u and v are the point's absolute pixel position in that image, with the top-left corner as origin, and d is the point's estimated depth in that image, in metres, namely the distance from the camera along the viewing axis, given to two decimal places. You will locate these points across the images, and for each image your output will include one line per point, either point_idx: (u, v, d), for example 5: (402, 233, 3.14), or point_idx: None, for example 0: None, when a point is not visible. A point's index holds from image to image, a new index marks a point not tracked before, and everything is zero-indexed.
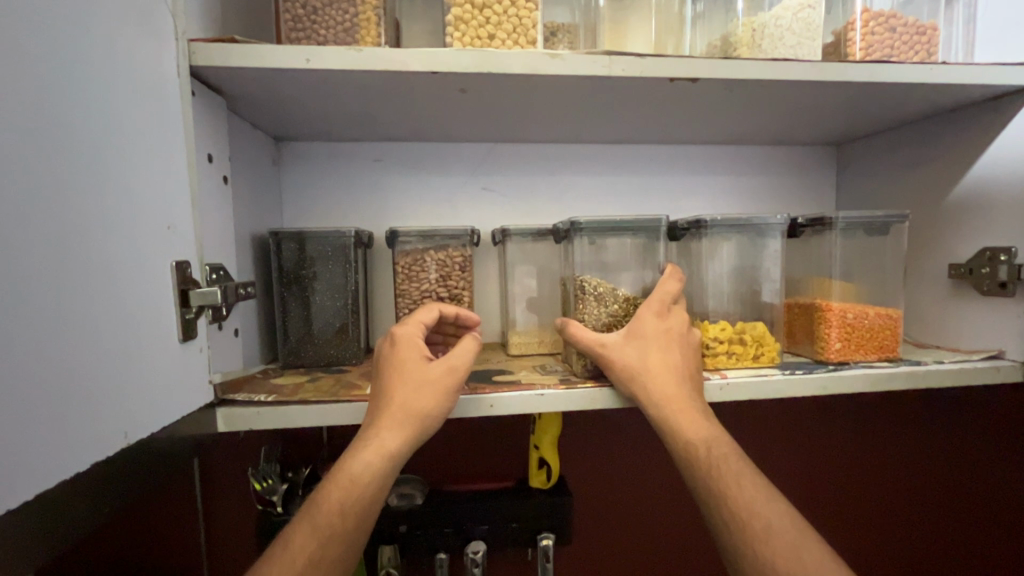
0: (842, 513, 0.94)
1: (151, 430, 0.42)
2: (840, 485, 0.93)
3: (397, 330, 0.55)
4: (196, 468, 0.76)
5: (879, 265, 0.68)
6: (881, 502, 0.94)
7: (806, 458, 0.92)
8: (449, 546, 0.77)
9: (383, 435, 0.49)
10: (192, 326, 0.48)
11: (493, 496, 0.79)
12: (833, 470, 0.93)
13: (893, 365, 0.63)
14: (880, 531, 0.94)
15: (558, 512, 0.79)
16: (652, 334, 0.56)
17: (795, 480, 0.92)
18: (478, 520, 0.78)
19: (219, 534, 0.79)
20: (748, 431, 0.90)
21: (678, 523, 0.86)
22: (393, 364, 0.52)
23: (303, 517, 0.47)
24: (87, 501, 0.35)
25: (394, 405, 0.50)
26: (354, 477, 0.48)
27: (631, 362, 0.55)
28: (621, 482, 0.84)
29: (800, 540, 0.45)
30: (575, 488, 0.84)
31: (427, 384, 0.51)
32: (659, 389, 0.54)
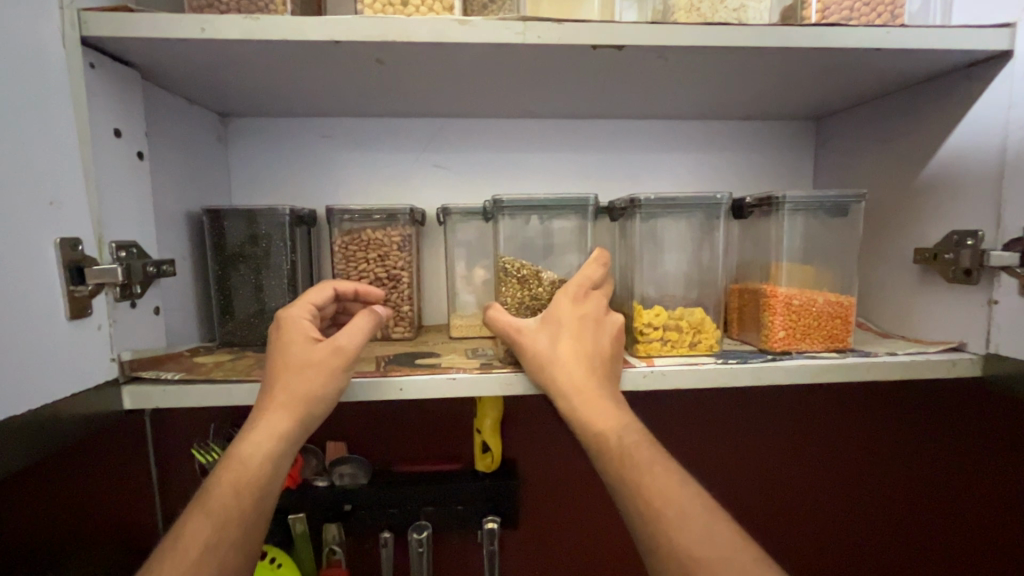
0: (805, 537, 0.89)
1: (32, 406, 0.42)
2: (802, 505, 0.89)
3: (284, 311, 0.54)
4: (150, 434, 0.77)
5: (835, 248, 0.64)
6: (849, 521, 0.89)
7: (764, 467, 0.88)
8: (394, 525, 0.79)
9: (272, 418, 0.49)
10: (86, 304, 0.48)
11: (438, 478, 0.79)
12: (794, 488, 0.88)
13: (840, 355, 0.60)
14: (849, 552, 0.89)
15: (502, 496, 0.79)
16: (566, 321, 0.54)
17: (762, 479, 0.88)
18: (422, 501, 0.78)
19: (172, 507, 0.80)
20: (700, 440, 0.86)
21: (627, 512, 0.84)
22: (278, 348, 0.52)
23: (196, 506, 0.47)
24: None
25: (280, 388, 0.50)
26: (245, 460, 0.48)
27: (542, 349, 0.53)
28: (571, 469, 0.83)
29: (697, 538, 0.43)
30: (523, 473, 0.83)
31: (312, 365, 0.51)
32: (567, 376, 0.52)
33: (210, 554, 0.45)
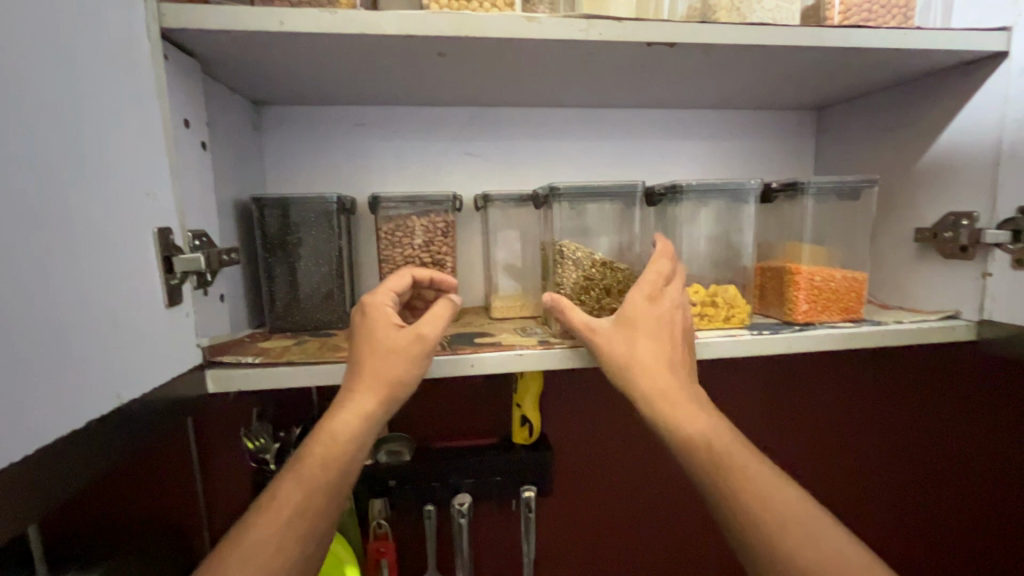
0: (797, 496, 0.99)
1: (143, 389, 0.44)
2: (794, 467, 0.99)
3: (369, 298, 0.57)
4: (191, 430, 0.79)
5: (848, 229, 0.71)
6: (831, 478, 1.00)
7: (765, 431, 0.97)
8: (437, 498, 0.83)
9: (359, 398, 0.52)
10: (176, 292, 0.50)
11: (478, 452, 0.84)
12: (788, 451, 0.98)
13: (856, 324, 0.67)
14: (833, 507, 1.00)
15: (539, 467, 0.84)
16: (642, 319, 0.57)
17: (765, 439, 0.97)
18: (464, 475, 0.83)
19: (217, 492, 0.82)
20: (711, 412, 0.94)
21: (651, 472, 0.92)
22: (364, 333, 0.54)
23: (289, 472, 0.50)
24: (93, 452, 0.38)
25: (367, 371, 0.53)
26: (334, 435, 0.51)
27: (618, 344, 0.56)
28: (599, 437, 0.89)
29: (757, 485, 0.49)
30: (556, 443, 0.88)
31: (397, 352, 0.53)
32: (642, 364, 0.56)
33: (302, 517, 0.48)
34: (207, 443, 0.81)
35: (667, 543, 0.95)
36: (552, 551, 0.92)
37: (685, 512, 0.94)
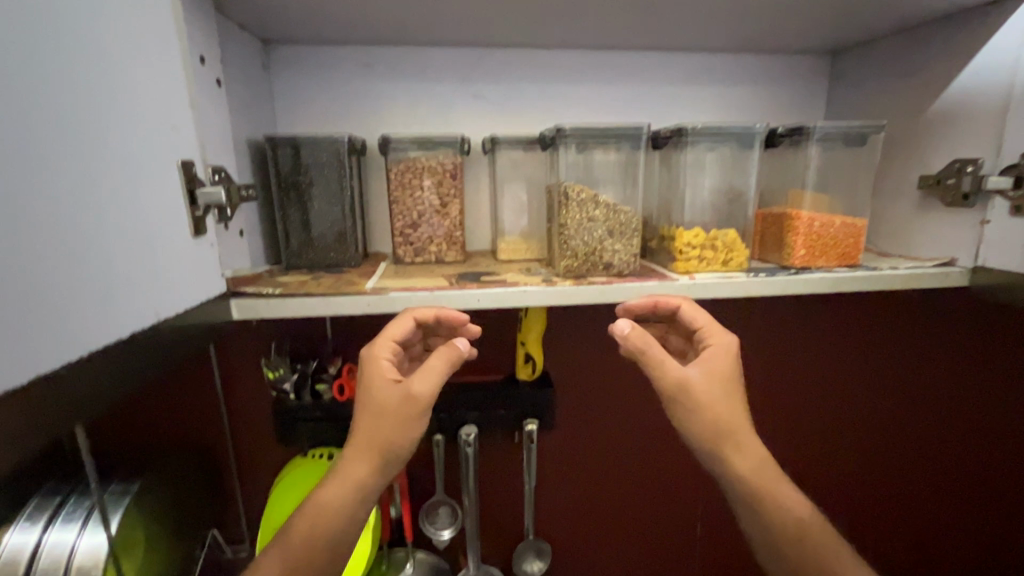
0: (787, 444, 1.05)
1: (179, 309, 0.48)
2: (787, 417, 1.03)
3: (368, 350, 0.63)
4: (214, 355, 0.86)
5: (850, 176, 0.72)
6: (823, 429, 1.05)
7: (762, 378, 1.00)
8: (445, 428, 0.89)
9: (353, 462, 0.60)
10: (201, 223, 0.53)
11: (483, 388, 0.89)
12: (784, 401, 1.02)
13: (852, 270, 0.68)
14: (822, 458, 1.06)
15: (540, 403, 0.89)
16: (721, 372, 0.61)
17: (764, 384, 1.01)
18: (470, 408, 0.88)
19: (240, 418, 0.89)
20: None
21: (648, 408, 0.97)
22: (363, 391, 0.62)
23: (287, 530, 0.61)
24: (138, 360, 0.43)
25: (360, 435, 0.60)
26: (326, 500, 0.60)
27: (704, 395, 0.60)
28: (598, 376, 0.94)
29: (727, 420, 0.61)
30: (557, 381, 0.93)
31: (387, 414, 0.60)
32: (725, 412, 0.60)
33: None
34: (230, 373, 0.87)
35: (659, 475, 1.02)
36: (552, 482, 0.99)
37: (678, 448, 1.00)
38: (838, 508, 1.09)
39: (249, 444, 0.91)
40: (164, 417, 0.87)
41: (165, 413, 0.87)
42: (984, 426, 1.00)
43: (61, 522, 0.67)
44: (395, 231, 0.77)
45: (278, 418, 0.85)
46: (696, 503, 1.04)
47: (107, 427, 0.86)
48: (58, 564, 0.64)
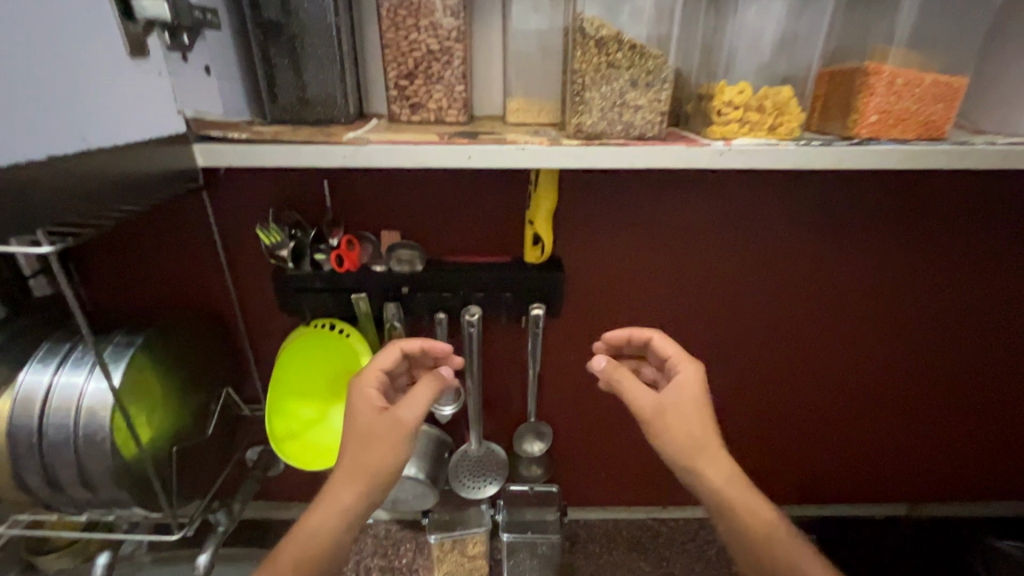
0: (794, 365, 1.00)
1: (119, 143, 0.47)
2: (797, 337, 0.97)
3: (356, 382, 0.75)
4: (209, 203, 0.82)
5: (959, 21, 0.56)
6: (829, 348, 0.99)
7: (783, 289, 0.92)
8: (449, 308, 0.87)
9: (342, 486, 0.69)
10: (141, 43, 0.49)
11: (490, 269, 0.85)
12: (800, 319, 0.96)
13: (932, 143, 0.56)
14: (822, 369, 1.01)
15: (547, 286, 0.86)
16: (691, 400, 0.70)
17: (782, 296, 0.93)
18: (475, 289, 0.85)
19: (247, 285, 0.89)
20: (725, 259, 0.89)
21: (662, 299, 0.93)
22: (352, 418, 0.72)
23: (275, 554, 0.68)
24: (72, 188, 0.43)
25: (351, 457, 0.70)
26: (315, 521, 0.68)
27: (673, 416, 0.69)
28: (611, 262, 0.89)
29: (689, 423, 0.69)
30: (569, 264, 0.89)
31: (376, 438, 0.70)
32: (694, 430, 0.69)
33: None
34: (230, 240, 0.85)
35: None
36: (558, 368, 0.99)
37: (689, 343, 0.97)
38: (829, 421, 1.07)
39: (256, 311, 0.91)
40: (165, 274, 0.88)
41: (164, 269, 0.87)
42: (982, 327, 0.97)
43: (71, 364, 0.70)
44: (389, 82, 0.67)
45: (280, 286, 0.85)
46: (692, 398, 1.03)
47: (117, 280, 0.88)
48: (70, 403, 0.68)
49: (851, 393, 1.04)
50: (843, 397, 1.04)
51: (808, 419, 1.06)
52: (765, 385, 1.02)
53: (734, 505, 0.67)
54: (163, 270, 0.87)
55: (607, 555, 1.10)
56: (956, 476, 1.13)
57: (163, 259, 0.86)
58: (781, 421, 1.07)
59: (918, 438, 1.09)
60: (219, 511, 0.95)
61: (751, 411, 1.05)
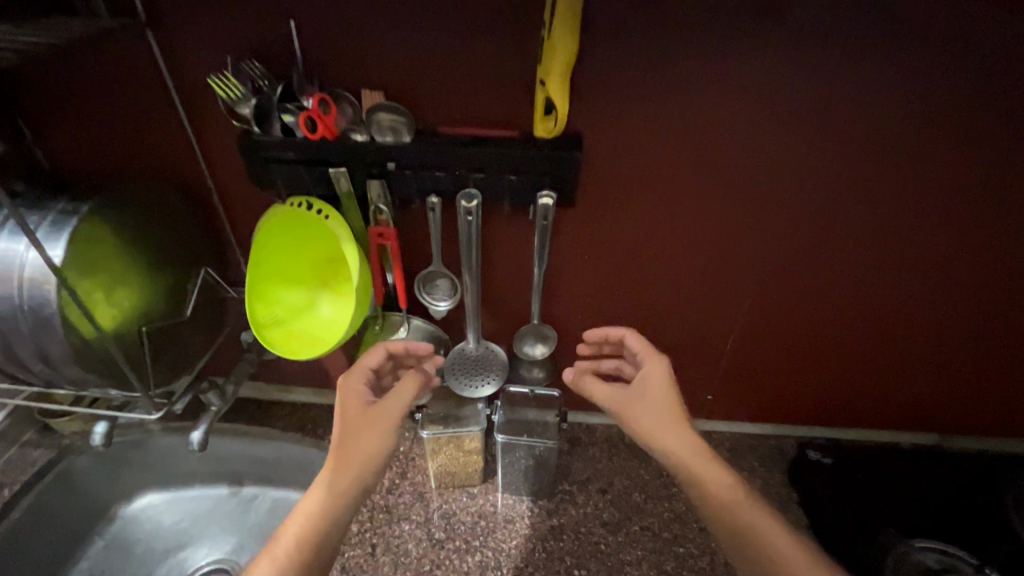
0: (830, 279, 0.90)
1: None
2: (842, 248, 0.85)
3: (342, 380, 0.80)
4: (156, 45, 0.68)
5: None
6: (862, 262, 0.87)
7: (837, 189, 0.79)
8: (443, 190, 0.75)
9: (336, 474, 0.71)
10: None
11: (491, 144, 0.71)
12: (848, 228, 0.83)
13: None
14: (846, 284, 0.90)
15: (560, 168, 0.73)
16: (657, 396, 0.81)
17: (834, 198, 0.80)
18: (474, 169, 0.72)
19: (214, 154, 0.77)
20: (776, 148, 0.75)
21: (691, 194, 0.80)
22: (342, 413, 0.77)
23: (267, 547, 0.65)
24: None
25: (343, 447, 0.73)
26: (310, 508, 0.69)
27: (637, 414, 0.81)
28: (636, 144, 0.75)
29: (655, 413, 0.80)
30: (588, 142, 0.75)
31: (368, 429, 0.75)
32: (656, 416, 0.79)
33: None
34: (188, 96, 0.72)
35: (687, 275, 0.90)
36: (567, 265, 0.89)
37: (714, 244, 0.86)
38: (842, 341, 0.98)
39: (228, 185, 0.80)
40: (121, 136, 0.77)
41: (118, 129, 0.76)
42: None
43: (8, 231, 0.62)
44: None
45: (245, 151, 0.72)
46: (706, 306, 0.95)
47: (69, 140, 0.77)
48: (9, 275, 0.61)
49: (889, 316, 0.94)
50: (880, 320, 0.95)
51: (821, 336, 0.98)
52: (794, 299, 0.93)
53: (702, 480, 0.74)
54: (117, 130, 0.76)
55: (606, 462, 1.06)
56: (975, 406, 1.05)
57: (115, 118, 0.75)
58: (793, 339, 0.99)
59: (940, 367, 1.00)
60: (210, 392, 0.93)
61: (763, 324, 0.97)
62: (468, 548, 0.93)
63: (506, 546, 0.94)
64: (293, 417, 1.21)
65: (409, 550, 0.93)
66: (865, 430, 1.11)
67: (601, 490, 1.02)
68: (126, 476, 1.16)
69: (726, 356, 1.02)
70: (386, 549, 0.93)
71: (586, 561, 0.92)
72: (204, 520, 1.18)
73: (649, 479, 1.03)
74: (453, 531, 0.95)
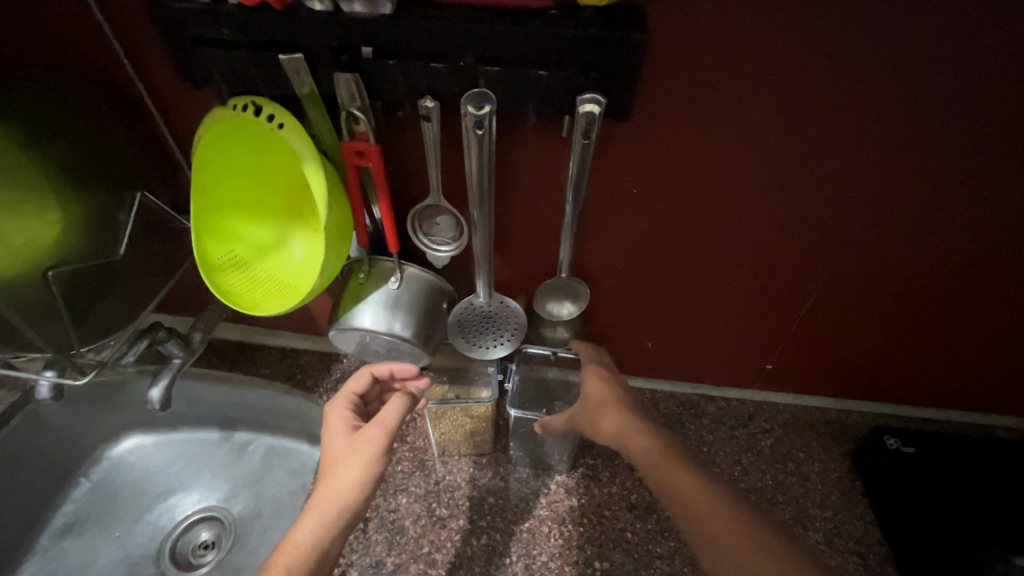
0: (955, 228, 0.67)
1: None
2: (995, 186, 0.62)
3: (327, 407, 0.71)
4: None
5: None
6: (1009, 205, 0.63)
7: (1016, 99, 0.54)
8: (442, 92, 0.53)
9: (322, 506, 0.61)
10: None
11: (512, 20, 0.48)
12: (1008, 159, 0.59)
13: None
14: (974, 237, 0.67)
15: (613, 57, 0.50)
16: (597, 391, 0.75)
17: (1007, 113, 0.55)
18: (485, 58, 0.50)
19: (130, 36, 0.56)
20: (942, 30, 0.50)
21: (791, 105, 0.56)
22: (326, 443, 0.67)
23: None
24: None
25: (328, 476, 0.64)
26: (295, 544, 0.59)
27: (576, 416, 0.75)
28: (722, 26, 0.51)
29: (594, 406, 0.74)
30: (653, 21, 0.51)
31: (356, 451, 0.65)
32: (593, 412, 0.73)
33: None
34: None
35: (764, 220, 0.68)
36: (606, 202, 0.68)
37: (808, 177, 0.63)
38: (948, 307, 0.77)
39: (156, 83, 0.60)
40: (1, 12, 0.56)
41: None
42: None
43: None
44: None
45: (169, 28, 0.52)
46: (779, 259, 0.73)
47: None
48: None
49: None
50: (1012, 285, 0.73)
51: (922, 299, 0.76)
52: (904, 255, 0.71)
53: (638, 451, 0.67)
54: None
55: None
56: None
57: None
58: (884, 302, 0.77)
59: None
60: (170, 342, 0.77)
61: (850, 284, 0.75)
62: (472, 528, 0.81)
63: (516, 528, 0.81)
64: (281, 364, 1.08)
65: (405, 528, 0.81)
66: (947, 410, 0.92)
67: (629, 467, 0.87)
68: (105, 419, 1.06)
69: (794, 322, 0.82)
70: (380, 525, 0.81)
71: (609, 551, 0.79)
72: (194, 466, 1.09)
73: None
74: (455, 508, 0.83)
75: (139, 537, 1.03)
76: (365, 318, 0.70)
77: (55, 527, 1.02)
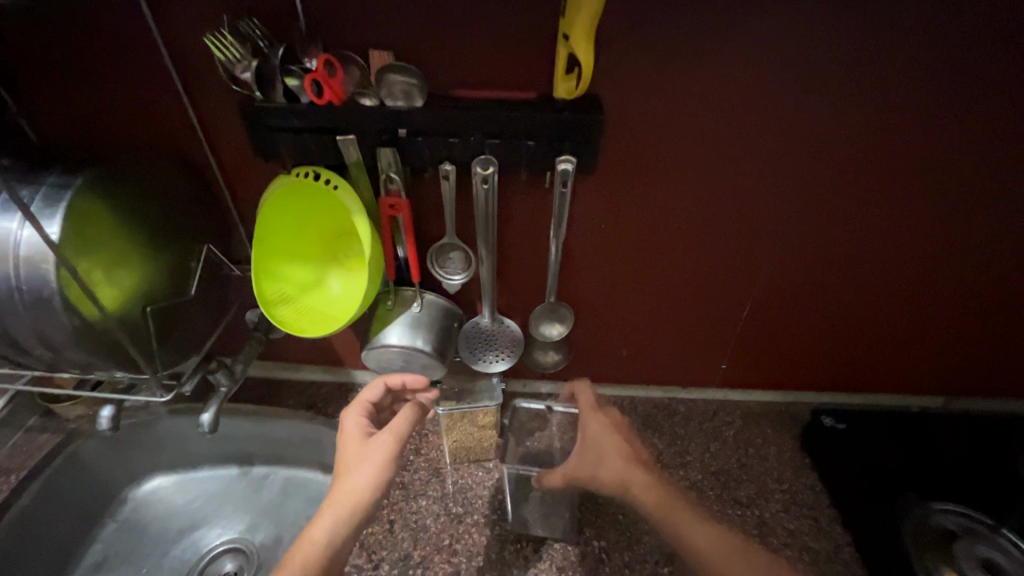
0: (845, 242, 0.87)
1: None
2: (866, 208, 0.83)
3: (342, 417, 0.81)
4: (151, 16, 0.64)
5: None
6: (878, 223, 0.85)
7: (864, 146, 0.76)
8: (457, 158, 0.72)
9: (336, 504, 0.71)
10: None
11: (508, 108, 0.67)
12: (869, 189, 0.81)
13: None
14: (860, 248, 0.88)
15: (580, 131, 0.70)
16: (592, 441, 0.85)
17: (860, 158, 0.77)
18: (489, 134, 0.69)
19: (216, 127, 0.73)
20: (806, 103, 0.72)
21: (710, 158, 0.77)
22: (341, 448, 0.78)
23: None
24: None
25: (343, 478, 0.74)
26: (312, 538, 0.69)
27: (574, 463, 0.83)
28: (654, 107, 0.72)
29: (595, 457, 0.83)
30: (606, 104, 0.72)
31: (368, 456, 0.76)
32: (596, 461, 0.82)
33: None
34: (184, 66, 0.68)
35: (702, 245, 0.88)
36: (580, 237, 0.87)
37: (730, 210, 0.83)
38: (853, 307, 0.97)
39: (230, 160, 0.77)
40: (113, 114, 0.73)
41: (110, 106, 0.72)
42: None
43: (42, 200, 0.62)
44: None
45: (251, 121, 0.68)
46: (718, 275, 0.92)
47: (60, 119, 0.73)
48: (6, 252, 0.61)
49: (907, 280, 0.92)
50: (896, 285, 0.93)
51: (832, 302, 0.96)
52: (813, 266, 0.91)
53: (644, 500, 0.77)
54: (109, 107, 0.72)
55: None
56: (982, 368, 1.05)
57: (107, 94, 0.71)
58: (804, 306, 0.97)
59: (948, 328, 1.00)
60: (218, 372, 0.90)
61: (776, 292, 0.95)
62: (486, 522, 0.93)
63: None
64: (301, 397, 1.20)
65: (427, 526, 0.92)
66: (871, 396, 1.11)
67: None
68: (136, 459, 1.14)
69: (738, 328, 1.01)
70: (405, 525, 0.92)
71: (605, 531, 0.92)
72: (218, 500, 1.17)
73: (663, 448, 1.04)
74: (470, 506, 0.95)
75: (167, 570, 1.09)
76: (393, 335, 0.86)
77: (86, 565, 1.08)
